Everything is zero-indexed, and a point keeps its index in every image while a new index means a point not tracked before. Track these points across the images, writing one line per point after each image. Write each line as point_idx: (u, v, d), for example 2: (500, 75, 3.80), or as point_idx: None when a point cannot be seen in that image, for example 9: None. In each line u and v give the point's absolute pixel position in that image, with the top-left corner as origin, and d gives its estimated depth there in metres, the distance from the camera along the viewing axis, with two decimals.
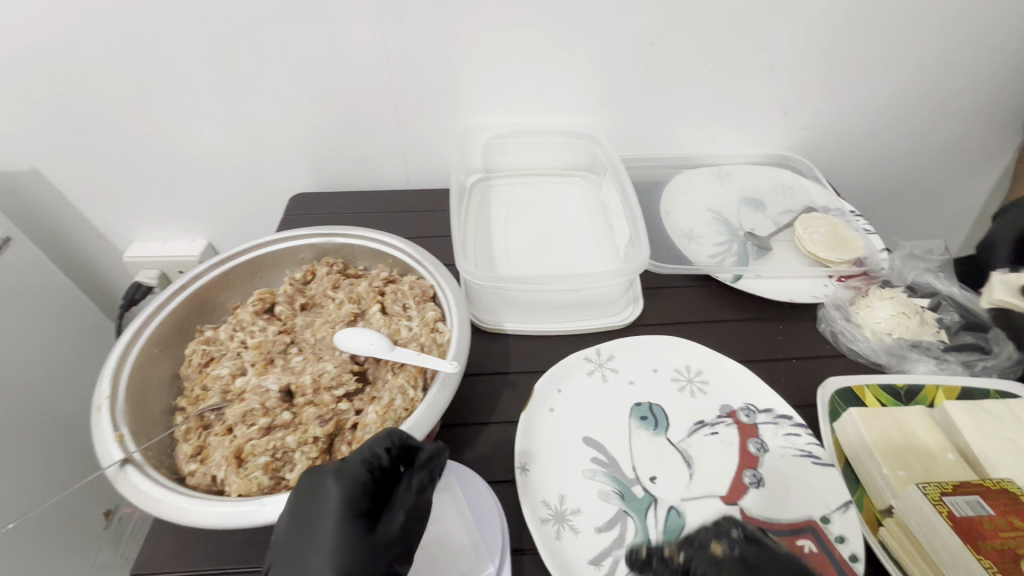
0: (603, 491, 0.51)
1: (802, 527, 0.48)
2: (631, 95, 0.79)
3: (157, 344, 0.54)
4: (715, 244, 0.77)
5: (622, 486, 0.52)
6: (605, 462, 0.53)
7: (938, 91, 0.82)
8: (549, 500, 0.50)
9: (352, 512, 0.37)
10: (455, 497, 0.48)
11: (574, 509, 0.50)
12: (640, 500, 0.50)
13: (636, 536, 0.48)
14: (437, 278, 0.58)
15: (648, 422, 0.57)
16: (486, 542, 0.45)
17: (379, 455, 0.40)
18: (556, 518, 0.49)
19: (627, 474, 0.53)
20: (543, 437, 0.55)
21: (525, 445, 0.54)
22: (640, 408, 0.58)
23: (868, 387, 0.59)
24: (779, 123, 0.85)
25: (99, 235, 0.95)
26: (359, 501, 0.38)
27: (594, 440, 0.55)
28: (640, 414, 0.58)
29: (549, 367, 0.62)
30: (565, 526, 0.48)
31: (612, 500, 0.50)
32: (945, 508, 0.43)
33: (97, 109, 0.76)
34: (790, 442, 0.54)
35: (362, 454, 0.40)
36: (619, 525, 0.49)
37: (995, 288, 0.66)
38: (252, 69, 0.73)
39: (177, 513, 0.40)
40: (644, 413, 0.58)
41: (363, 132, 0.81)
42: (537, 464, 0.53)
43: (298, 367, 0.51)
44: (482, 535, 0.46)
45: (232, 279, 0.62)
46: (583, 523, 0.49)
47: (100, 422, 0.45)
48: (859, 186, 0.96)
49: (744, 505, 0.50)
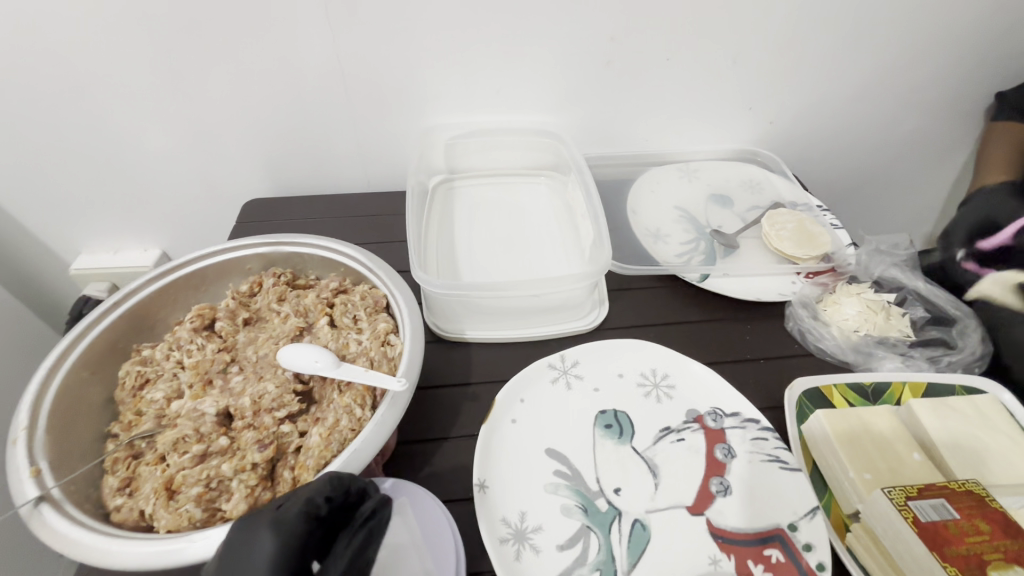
0: (566, 506, 0.49)
1: (770, 536, 0.47)
2: (595, 91, 0.77)
3: (87, 366, 0.50)
4: (682, 243, 0.75)
5: (585, 500, 0.49)
6: (568, 475, 0.51)
7: (902, 84, 0.81)
8: (509, 518, 0.48)
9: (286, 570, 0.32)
10: (408, 522, 0.45)
11: (535, 526, 0.48)
12: (604, 514, 0.48)
13: (599, 553, 0.46)
14: (390, 287, 0.55)
15: (612, 431, 0.55)
16: (439, 569, 0.43)
17: (320, 504, 0.36)
18: (516, 538, 0.47)
19: (591, 486, 0.51)
20: (505, 452, 0.53)
21: (485, 461, 0.52)
22: (605, 417, 0.56)
23: (835, 387, 0.58)
24: (746, 118, 0.83)
25: (43, 246, 0.89)
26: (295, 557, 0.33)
27: (558, 453, 0.53)
28: (605, 422, 0.56)
29: (511, 377, 0.60)
30: (526, 546, 0.46)
31: (575, 515, 0.48)
32: (911, 514, 0.41)
33: (26, 115, 0.71)
34: (757, 447, 0.53)
35: (301, 503, 0.35)
36: (582, 541, 0.47)
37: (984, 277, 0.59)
38: (194, 70, 0.69)
39: (97, 555, 0.37)
40: (609, 422, 0.56)
41: (318, 134, 0.77)
42: (497, 481, 0.50)
43: (237, 388, 0.48)
44: (436, 559, 0.43)
45: (172, 294, 0.58)
46: (544, 541, 0.47)
47: (15, 457, 0.41)
48: (827, 180, 0.96)
49: (710, 515, 0.49)
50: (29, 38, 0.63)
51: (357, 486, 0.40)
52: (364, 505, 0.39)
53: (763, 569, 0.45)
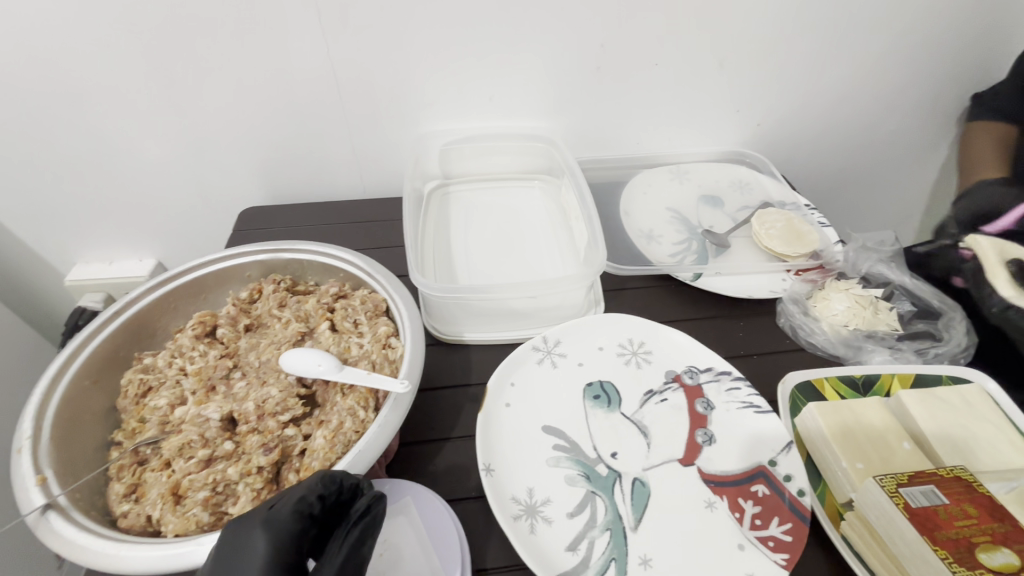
0: (570, 476, 0.51)
1: (754, 474, 0.51)
2: (586, 96, 0.79)
3: (90, 375, 0.51)
4: (675, 243, 0.77)
5: (586, 467, 0.52)
6: (567, 447, 0.53)
7: (882, 85, 0.84)
8: (519, 495, 0.49)
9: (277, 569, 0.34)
10: (413, 520, 0.46)
11: (544, 500, 0.49)
12: (605, 478, 0.51)
13: (607, 514, 0.48)
14: (390, 291, 0.56)
15: (602, 400, 0.57)
16: (444, 565, 0.44)
17: (312, 503, 0.37)
18: (528, 512, 0.48)
19: (589, 454, 0.53)
20: (505, 435, 0.54)
21: (487, 445, 0.52)
22: (592, 388, 0.58)
23: (827, 379, 0.59)
24: (733, 120, 0.85)
25: (37, 256, 0.89)
26: (287, 557, 0.35)
27: (554, 428, 0.55)
28: (593, 393, 0.58)
29: (500, 362, 0.61)
30: (538, 519, 0.48)
31: (579, 483, 0.50)
32: (902, 500, 0.43)
33: (21, 126, 0.71)
34: (732, 397, 0.57)
35: (293, 502, 0.37)
36: (590, 506, 0.49)
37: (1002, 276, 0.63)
38: (189, 81, 0.69)
39: (106, 560, 0.37)
40: (597, 392, 0.58)
41: (313, 143, 0.78)
42: (502, 462, 0.52)
43: (240, 394, 0.49)
44: (440, 557, 0.44)
45: (173, 302, 0.58)
46: (555, 512, 0.48)
47: (20, 466, 0.41)
48: (814, 180, 0.98)
49: (700, 463, 0.52)
50: (25, 50, 0.64)
51: (350, 483, 0.40)
52: (360, 502, 0.40)
53: (752, 504, 0.49)
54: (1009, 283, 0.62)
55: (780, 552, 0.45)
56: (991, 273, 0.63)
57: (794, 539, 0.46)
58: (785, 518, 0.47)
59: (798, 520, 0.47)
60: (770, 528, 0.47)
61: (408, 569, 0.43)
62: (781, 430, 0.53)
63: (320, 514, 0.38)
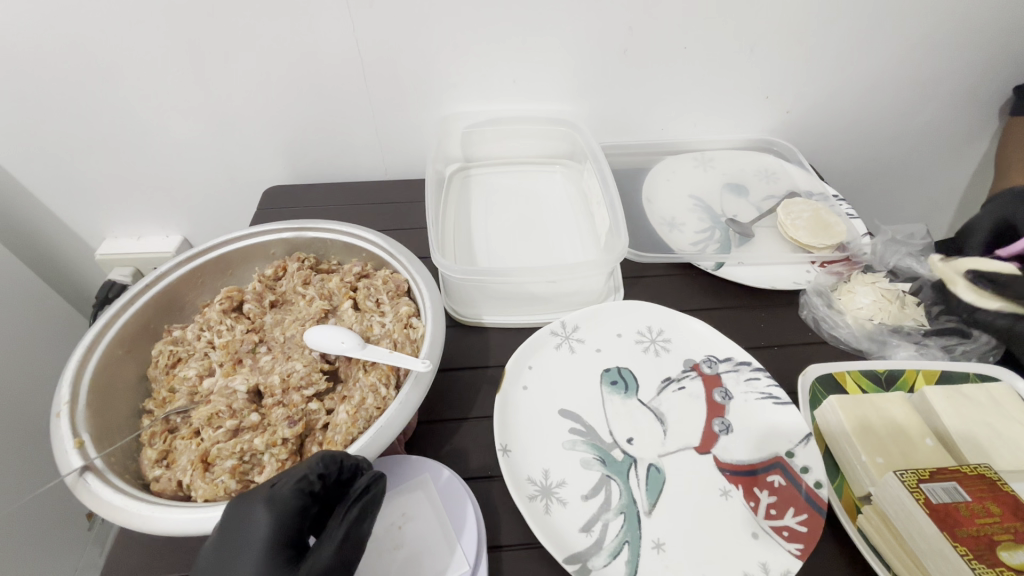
0: (585, 460, 0.51)
1: (770, 464, 0.51)
2: (611, 81, 0.78)
3: (123, 345, 0.52)
4: (697, 232, 0.76)
5: (602, 452, 0.52)
6: (583, 431, 0.54)
7: (921, 73, 0.81)
8: (534, 476, 0.50)
9: (279, 543, 0.37)
10: (430, 496, 0.47)
11: (559, 481, 0.50)
12: (620, 463, 0.51)
13: (621, 498, 0.49)
14: (411, 272, 0.57)
15: (619, 386, 0.57)
16: (462, 540, 0.45)
17: (313, 481, 0.39)
18: (543, 494, 0.49)
19: (605, 439, 0.53)
20: (522, 417, 0.54)
21: (504, 426, 0.53)
22: (610, 373, 0.58)
23: (849, 373, 0.58)
24: (761, 107, 0.83)
25: (69, 229, 0.92)
26: (289, 531, 0.37)
27: (571, 412, 0.55)
28: (610, 379, 0.58)
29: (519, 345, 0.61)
30: (553, 500, 0.49)
31: (594, 467, 0.51)
32: (922, 496, 0.42)
33: (57, 100, 0.72)
34: (751, 387, 0.57)
35: (295, 480, 0.39)
36: (604, 490, 0.49)
37: (958, 283, 0.60)
38: (217, 58, 0.70)
39: (140, 521, 0.39)
40: (614, 378, 0.58)
41: (337, 123, 0.79)
42: (519, 444, 0.52)
43: (266, 367, 0.50)
44: (457, 532, 0.45)
45: (201, 277, 0.60)
46: (570, 494, 0.49)
47: (59, 428, 0.43)
48: (842, 171, 0.95)
49: (717, 452, 0.53)
50: (60, 24, 0.65)
51: (349, 463, 0.40)
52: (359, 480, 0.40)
53: (767, 494, 0.49)
54: (972, 289, 0.59)
55: (794, 543, 0.45)
56: (950, 282, 0.61)
57: (809, 530, 0.46)
58: (801, 509, 0.47)
59: (814, 511, 0.47)
60: (785, 518, 0.47)
61: (426, 544, 0.44)
62: (800, 422, 0.53)
63: (320, 492, 0.40)
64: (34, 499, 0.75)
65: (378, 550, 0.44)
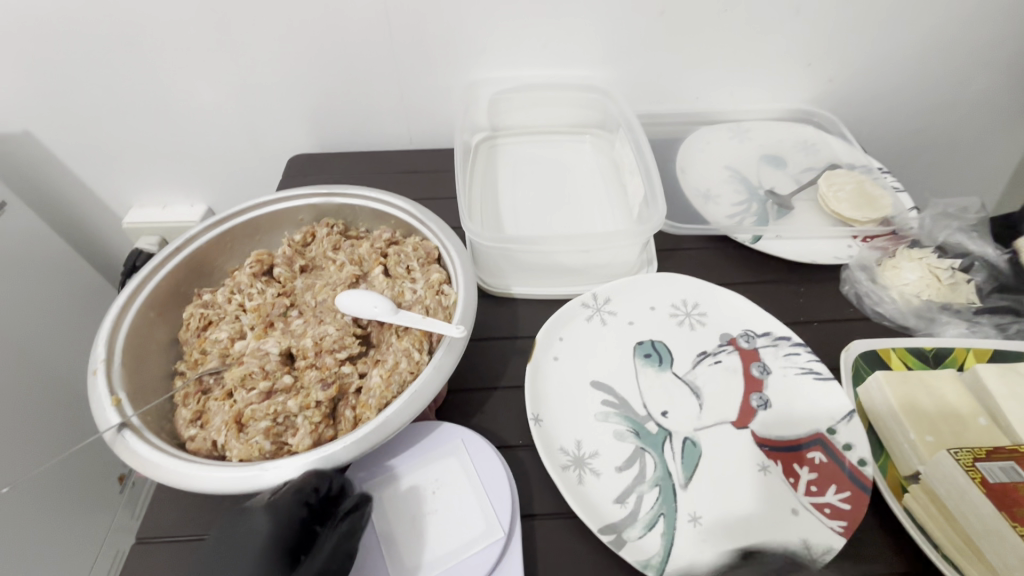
0: (618, 432, 0.50)
1: (811, 440, 0.49)
2: (647, 45, 0.74)
3: (154, 307, 0.52)
4: (733, 204, 0.73)
5: (635, 424, 0.51)
6: (616, 403, 0.53)
7: (980, 37, 0.76)
8: (567, 447, 0.49)
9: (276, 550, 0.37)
10: (463, 463, 0.46)
11: (592, 452, 0.49)
12: (654, 436, 0.50)
13: (656, 470, 0.48)
14: (442, 239, 0.56)
15: (652, 359, 0.56)
16: (495, 508, 0.44)
17: (310, 493, 0.38)
18: (576, 463, 0.48)
19: (638, 411, 0.52)
20: (554, 387, 0.53)
21: (536, 396, 0.52)
22: (644, 346, 0.57)
23: (894, 350, 0.56)
24: (803, 75, 0.79)
25: (96, 197, 0.92)
26: (286, 538, 0.37)
27: (603, 384, 0.54)
28: (644, 352, 0.57)
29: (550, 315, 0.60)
30: (586, 471, 0.48)
31: (628, 439, 0.50)
32: (979, 475, 0.41)
33: (82, 64, 0.71)
34: (791, 362, 0.55)
35: (294, 491, 0.38)
36: (639, 462, 0.48)
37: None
38: (242, 20, 0.67)
39: (176, 478, 0.39)
40: (648, 351, 0.57)
41: (362, 89, 0.77)
42: (550, 414, 0.51)
43: (298, 331, 0.50)
44: (490, 499, 0.45)
45: (229, 241, 0.59)
46: (603, 465, 0.48)
47: (97, 386, 0.44)
48: (885, 144, 0.91)
49: (754, 427, 0.51)
50: None
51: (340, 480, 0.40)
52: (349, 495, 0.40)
53: (808, 470, 0.48)
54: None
55: (837, 520, 0.44)
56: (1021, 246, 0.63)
57: (852, 508, 0.44)
58: (843, 487, 0.46)
59: (858, 489, 0.45)
60: (827, 494, 0.46)
61: (460, 511, 0.44)
62: (842, 399, 0.51)
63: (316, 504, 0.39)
64: (65, 460, 0.77)
65: (414, 516, 0.44)
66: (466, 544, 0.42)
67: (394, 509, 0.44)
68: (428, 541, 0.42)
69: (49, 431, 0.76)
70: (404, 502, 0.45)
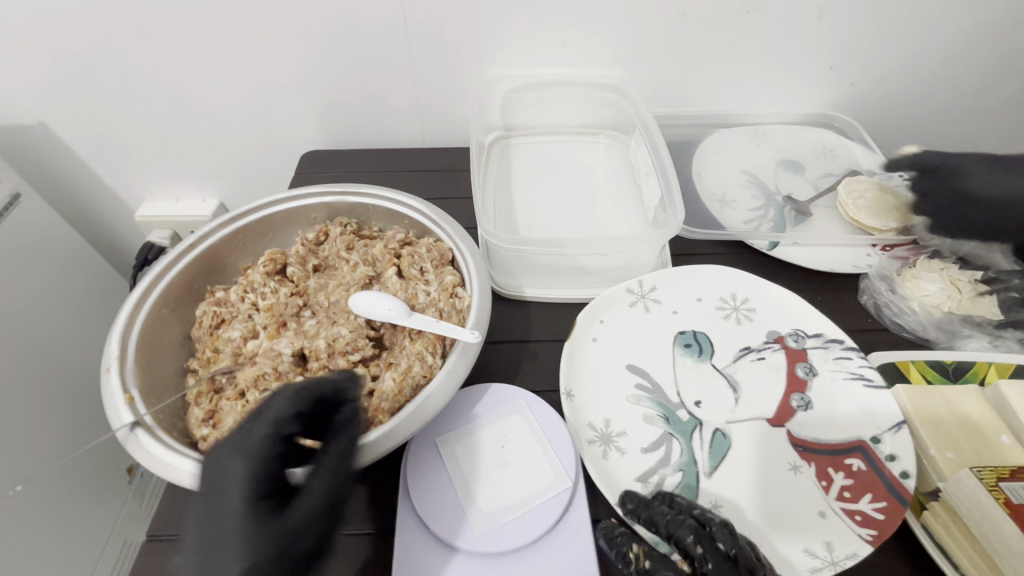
0: (648, 415, 0.51)
1: (851, 447, 0.48)
2: (665, 46, 0.73)
3: (168, 304, 0.52)
4: (749, 209, 0.72)
5: (666, 410, 0.52)
6: (649, 387, 0.53)
7: (1008, 44, 0.74)
8: (595, 423, 0.50)
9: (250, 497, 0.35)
10: (533, 428, 0.49)
11: (620, 431, 0.50)
12: (685, 424, 0.51)
13: (682, 456, 0.48)
14: (456, 240, 0.55)
15: (692, 349, 0.56)
16: (565, 468, 0.47)
17: (286, 422, 0.38)
18: (602, 440, 0.49)
19: (671, 398, 0.52)
20: (587, 367, 0.54)
21: (570, 372, 0.53)
22: (684, 336, 0.57)
23: (913, 362, 0.55)
24: (825, 78, 0.78)
25: (109, 190, 0.92)
26: (263, 482, 0.36)
27: (638, 368, 0.55)
28: (684, 342, 0.57)
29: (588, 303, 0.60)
30: (612, 447, 0.49)
31: (657, 423, 0.51)
32: (1002, 495, 0.40)
33: (97, 57, 0.71)
34: (840, 366, 0.54)
35: (267, 426, 0.37)
36: (665, 446, 0.49)
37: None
38: (257, 15, 0.67)
39: (192, 478, 0.39)
40: (689, 341, 0.57)
41: (377, 86, 0.76)
42: (582, 391, 0.52)
43: (311, 331, 0.50)
44: (560, 459, 0.47)
45: (243, 238, 0.59)
46: (629, 444, 0.49)
47: (110, 383, 0.44)
48: (906, 151, 0.89)
49: (791, 426, 0.50)
50: None
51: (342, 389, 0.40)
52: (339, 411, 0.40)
53: (843, 476, 0.47)
54: None
55: (866, 528, 0.43)
56: None
57: (886, 519, 0.43)
58: (879, 496, 0.45)
59: (895, 501, 0.44)
60: (860, 502, 0.45)
61: (529, 464, 0.47)
62: (895, 407, 0.49)
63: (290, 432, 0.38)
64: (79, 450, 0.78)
65: (482, 468, 0.47)
66: (538, 493, 0.45)
67: (466, 461, 0.47)
68: (498, 491, 0.45)
69: (67, 423, 0.77)
70: (471, 459, 0.47)
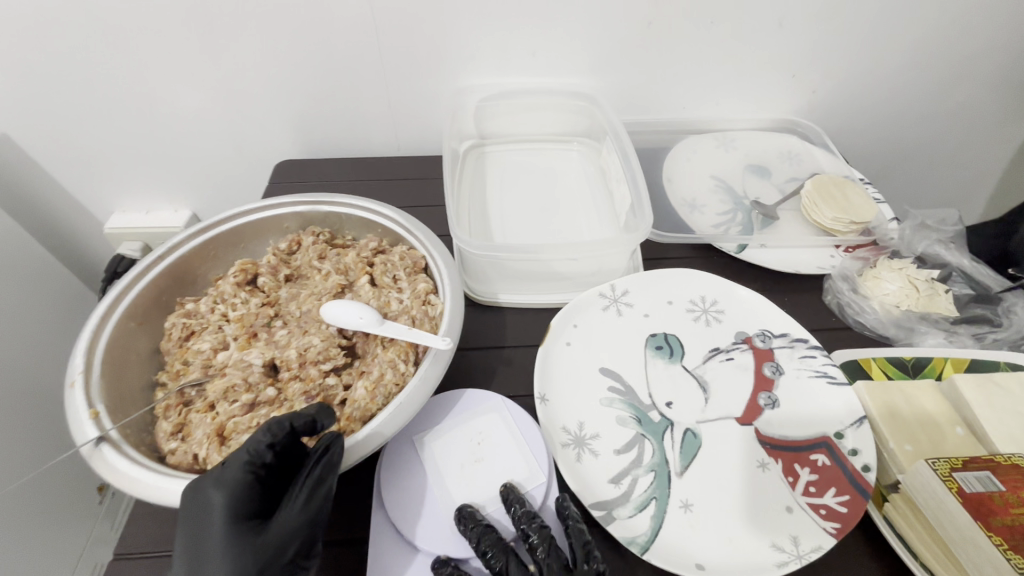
0: (621, 417, 0.52)
1: (816, 443, 0.50)
2: (633, 55, 0.75)
3: (135, 317, 0.51)
4: (718, 214, 0.74)
5: (639, 412, 0.52)
6: (622, 390, 0.54)
7: (958, 51, 0.77)
8: (568, 426, 0.51)
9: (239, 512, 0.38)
10: (510, 433, 0.50)
11: (593, 434, 0.51)
12: (656, 424, 0.52)
13: (654, 457, 0.49)
14: (428, 248, 0.55)
15: (664, 351, 0.57)
16: (540, 472, 0.47)
17: (263, 453, 0.39)
18: (576, 442, 0.50)
19: (643, 400, 0.53)
20: (562, 369, 0.55)
21: (544, 376, 0.54)
22: (656, 338, 0.58)
23: (874, 360, 0.57)
24: (788, 86, 0.80)
25: (76, 202, 0.90)
26: (250, 502, 0.39)
27: (611, 370, 0.56)
28: (656, 344, 0.58)
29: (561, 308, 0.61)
30: (585, 450, 0.49)
31: (630, 425, 0.51)
32: (955, 485, 0.41)
33: (62, 68, 0.70)
34: (805, 364, 0.56)
35: (241, 458, 0.39)
36: (637, 447, 0.50)
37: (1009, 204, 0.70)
38: (225, 25, 0.67)
39: (158, 493, 0.39)
40: (660, 343, 0.58)
41: (350, 95, 0.76)
42: (556, 394, 0.53)
43: (282, 342, 0.50)
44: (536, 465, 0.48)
45: (212, 249, 0.58)
46: (602, 446, 0.50)
47: (74, 399, 0.43)
48: (868, 154, 0.93)
49: (759, 425, 0.52)
50: None
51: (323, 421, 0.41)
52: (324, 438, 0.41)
53: (809, 471, 0.48)
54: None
55: (830, 521, 0.45)
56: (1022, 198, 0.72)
57: (849, 512, 0.45)
58: (842, 490, 0.46)
59: (857, 494, 0.46)
60: (824, 496, 0.46)
61: (504, 467, 0.47)
62: (857, 404, 0.51)
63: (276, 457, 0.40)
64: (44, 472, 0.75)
65: (457, 474, 0.47)
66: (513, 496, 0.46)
67: (439, 468, 0.47)
68: (473, 497, 0.45)
69: (29, 438, 0.75)
70: (445, 464, 0.47)
